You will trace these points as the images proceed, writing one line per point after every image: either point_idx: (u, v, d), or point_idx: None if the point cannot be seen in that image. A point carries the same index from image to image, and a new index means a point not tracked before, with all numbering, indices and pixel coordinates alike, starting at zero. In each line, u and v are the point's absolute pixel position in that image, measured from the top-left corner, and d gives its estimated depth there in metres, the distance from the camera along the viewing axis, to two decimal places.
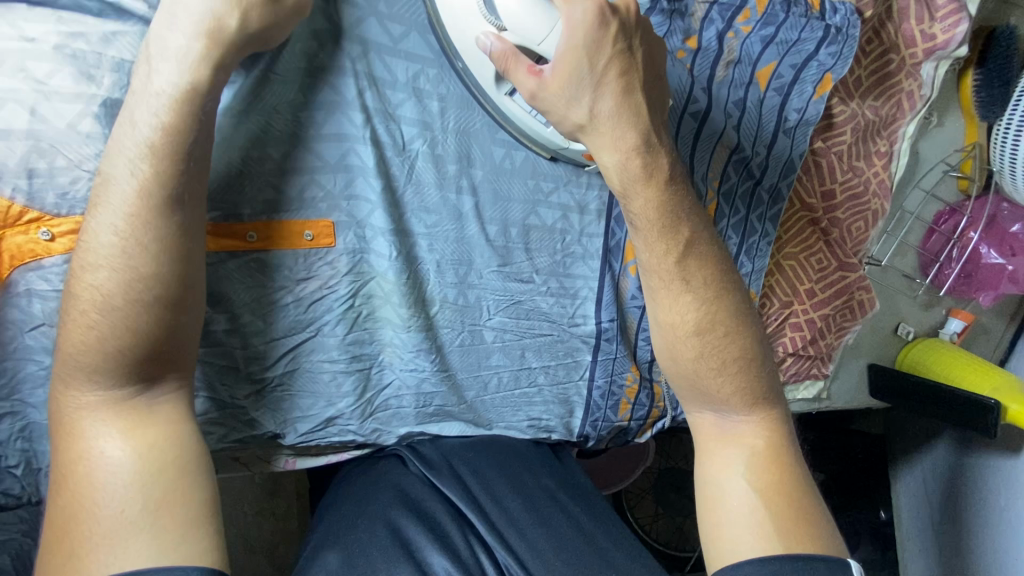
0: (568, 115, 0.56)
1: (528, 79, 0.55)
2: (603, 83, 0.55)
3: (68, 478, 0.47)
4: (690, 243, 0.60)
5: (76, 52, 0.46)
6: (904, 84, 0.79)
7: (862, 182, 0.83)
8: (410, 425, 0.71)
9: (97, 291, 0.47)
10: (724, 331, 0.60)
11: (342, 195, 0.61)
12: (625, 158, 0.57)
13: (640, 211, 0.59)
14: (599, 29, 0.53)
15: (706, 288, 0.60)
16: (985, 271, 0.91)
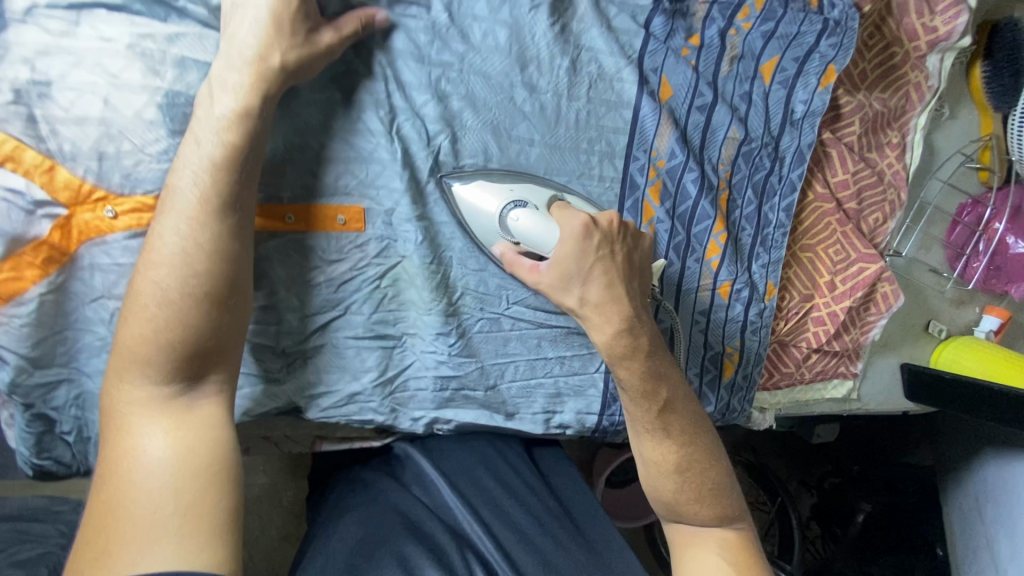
0: (562, 301, 0.61)
1: (530, 276, 0.61)
2: (590, 277, 0.59)
3: (111, 471, 0.50)
4: (669, 403, 0.64)
5: (145, 50, 0.53)
6: (910, 76, 0.81)
7: (876, 173, 0.84)
8: (428, 409, 0.73)
9: (156, 288, 0.51)
10: (700, 468, 0.65)
11: (372, 181, 0.64)
12: (611, 338, 0.61)
13: (626, 376, 0.62)
14: (583, 242, 0.58)
15: (684, 434, 0.65)
16: (1013, 263, 0.90)
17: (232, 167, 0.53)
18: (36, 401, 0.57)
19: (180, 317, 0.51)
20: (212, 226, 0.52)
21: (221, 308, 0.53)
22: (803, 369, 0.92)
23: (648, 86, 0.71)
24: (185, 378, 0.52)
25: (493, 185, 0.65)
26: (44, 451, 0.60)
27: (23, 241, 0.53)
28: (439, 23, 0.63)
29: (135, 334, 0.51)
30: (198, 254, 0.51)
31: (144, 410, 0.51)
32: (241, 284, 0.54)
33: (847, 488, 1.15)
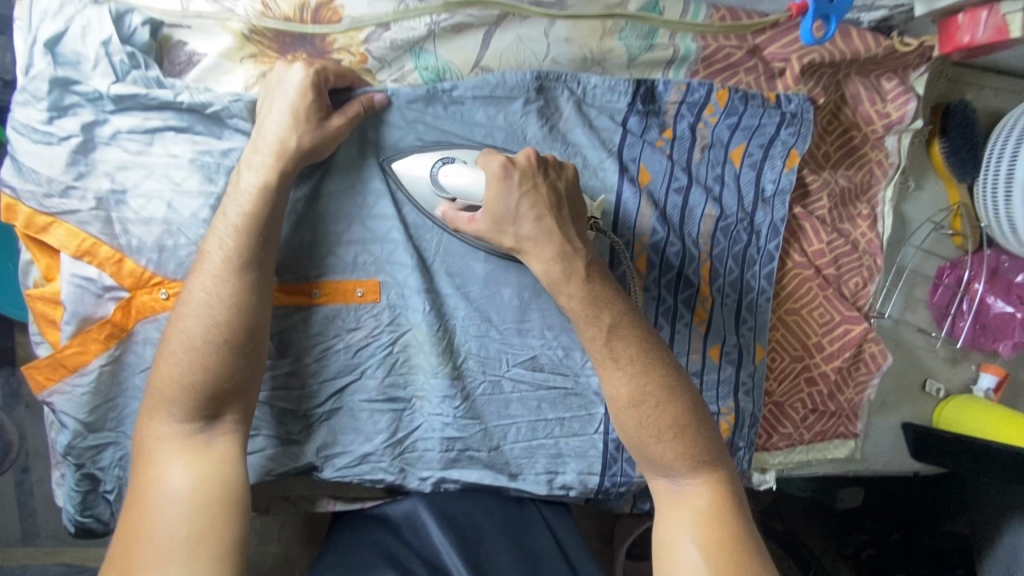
0: (502, 241, 0.66)
1: (470, 224, 0.66)
2: (521, 214, 0.64)
3: (139, 497, 0.56)
4: (614, 328, 0.65)
5: (204, 162, 0.63)
6: (872, 156, 0.89)
7: (850, 241, 0.91)
8: (435, 470, 0.78)
9: (184, 336, 0.59)
10: (657, 401, 0.63)
11: (386, 260, 0.73)
12: (547, 266, 0.65)
13: (568, 304, 0.65)
14: (503, 178, 0.64)
15: (634, 362, 0.64)
16: (996, 321, 0.95)
17: (253, 233, 0.60)
18: (86, 461, 0.64)
19: (203, 364, 0.58)
20: (233, 283, 0.59)
21: (238, 355, 0.59)
22: (802, 429, 0.95)
23: (628, 174, 0.80)
24: (205, 417, 0.59)
25: (426, 150, 0.70)
26: (86, 509, 0.67)
27: (90, 321, 0.62)
28: (442, 127, 0.72)
29: (164, 379, 0.58)
30: (219, 308, 0.59)
31: (168, 447, 0.58)
32: (257, 333, 0.61)
33: (883, 557, 1.13)
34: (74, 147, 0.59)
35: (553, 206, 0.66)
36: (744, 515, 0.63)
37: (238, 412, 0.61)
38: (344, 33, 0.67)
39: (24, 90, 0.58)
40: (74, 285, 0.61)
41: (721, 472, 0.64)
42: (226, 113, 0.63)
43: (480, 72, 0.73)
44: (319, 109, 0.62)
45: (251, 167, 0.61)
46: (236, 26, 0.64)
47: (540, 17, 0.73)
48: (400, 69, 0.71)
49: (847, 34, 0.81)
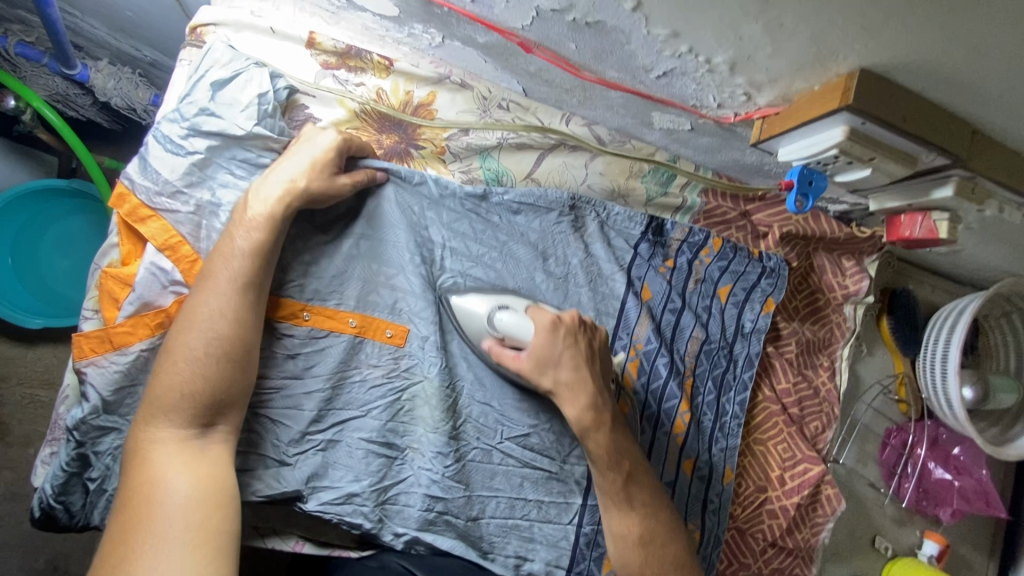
0: (540, 380, 0.75)
1: (513, 363, 0.76)
2: (562, 363, 0.75)
3: (134, 496, 0.58)
4: (631, 475, 0.76)
5: None
6: (832, 316, 1.06)
7: (813, 387, 1.03)
8: (411, 528, 0.79)
9: (191, 338, 0.63)
10: (661, 541, 0.76)
11: (417, 313, 0.81)
12: (580, 411, 0.74)
13: (595, 447, 0.74)
14: (552, 336, 0.75)
15: (645, 505, 0.76)
16: (936, 487, 1.05)
17: (262, 257, 0.67)
18: (87, 441, 0.65)
19: (202, 374, 0.62)
20: (239, 297, 0.65)
21: (239, 358, 0.64)
22: (760, 563, 0.98)
23: (633, 289, 0.92)
24: (201, 422, 0.62)
25: (480, 294, 0.81)
26: (62, 493, 0.66)
27: (148, 306, 0.68)
28: (490, 215, 0.86)
29: (165, 388, 0.62)
30: (227, 306, 0.64)
31: (160, 452, 0.60)
32: (253, 349, 0.65)
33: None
34: (194, 161, 0.70)
35: (588, 359, 0.76)
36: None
37: (229, 423, 0.65)
38: (432, 129, 0.84)
39: (175, 110, 0.70)
40: (148, 272, 0.68)
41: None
42: None
43: (530, 182, 0.90)
44: (334, 166, 0.71)
45: (258, 208, 0.67)
46: (352, 105, 0.80)
47: (586, 153, 0.91)
48: (468, 165, 0.87)
49: (817, 218, 1.01)
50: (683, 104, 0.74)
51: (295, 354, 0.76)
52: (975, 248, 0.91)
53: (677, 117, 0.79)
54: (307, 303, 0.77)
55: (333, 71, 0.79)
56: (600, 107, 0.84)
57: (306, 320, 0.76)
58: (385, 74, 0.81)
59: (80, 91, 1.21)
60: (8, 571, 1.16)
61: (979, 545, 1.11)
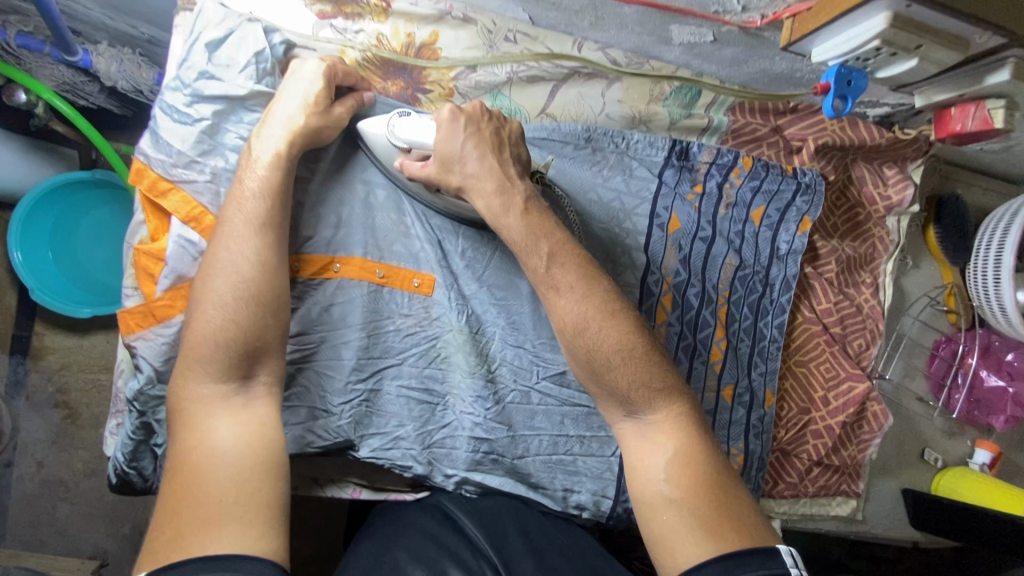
0: (446, 180, 0.70)
1: (420, 168, 0.72)
2: (466, 151, 0.68)
3: (185, 464, 0.58)
4: (554, 254, 0.66)
5: None
6: (875, 231, 1.01)
7: (855, 305, 1.00)
8: (459, 469, 0.82)
9: (218, 291, 0.63)
10: (600, 325, 0.63)
11: (441, 264, 0.82)
12: (489, 202, 0.68)
13: (512, 230, 0.67)
14: (451, 120, 0.69)
15: (577, 287, 0.65)
16: (989, 396, 1.01)
17: (273, 197, 0.67)
18: (148, 411, 0.68)
19: (234, 321, 0.63)
20: (258, 239, 0.65)
21: (268, 309, 0.65)
22: (807, 482, 0.98)
23: (660, 220, 0.90)
24: (240, 373, 0.63)
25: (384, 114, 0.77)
26: (134, 460, 0.70)
27: (184, 279, 0.68)
28: None
29: (199, 340, 0.62)
30: (248, 262, 0.64)
31: (202, 410, 0.61)
32: (280, 292, 0.66)
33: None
34: (204, 129, 0.69)
35: (495, 146, 0.69)
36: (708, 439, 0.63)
37: (270, 374, 0.65)
38: (438, 70, 0.81)
39: (177, 78, 0.69)
40: (177, 245, 0.68)
41: (680, 402, 0.64)
42: None
43: (545, 117, 0.87)
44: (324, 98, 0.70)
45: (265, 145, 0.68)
46: (353, 55, 0.77)
47: (602, 79, 0.87)
48: (480, 105, 0.84)
49: (855, 125, 0.94)
50: (703, 12, 0.69)
51: (331, 307, 0.77)
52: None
53: (698, 27, 0.73)
54: (334, 256, 0.78)
55: (330, 21, 0.76)
56: (614, 27, 0.79)
57: (337, 273, 0.77)
58: (384, 18, 0.77)
59: (86, 78, 1.21)
60: (100, 535, 1.28)
61: None
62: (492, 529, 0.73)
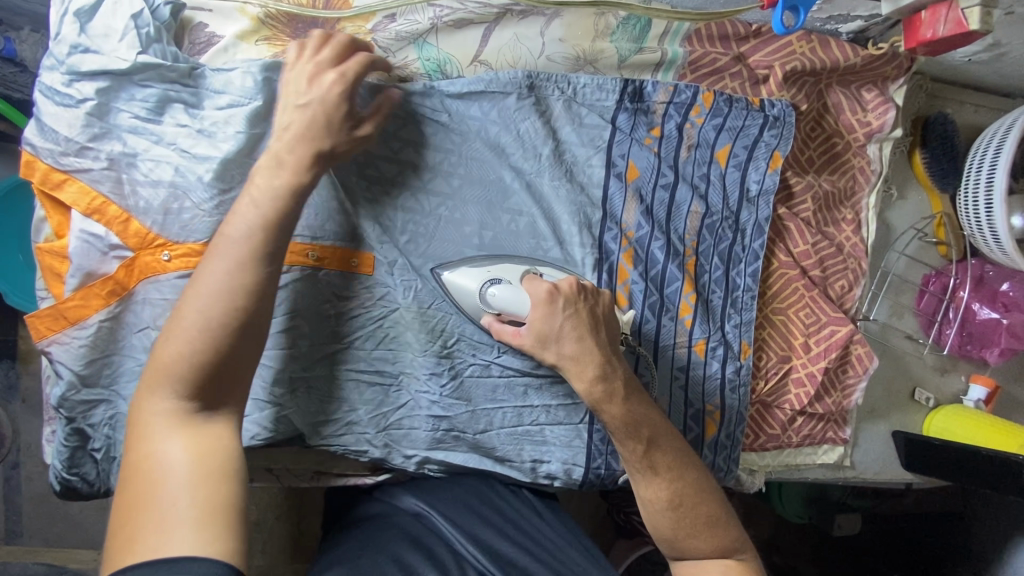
0: (542, 356, 0.70)
1: (514, 339, 0.71)
2: (563, 336, 0.68)
3: (147, 463, 0.54)
4: (652, 440, 0.69)
5: (207, 129, 0.67)
6: (854, 162, 0.93)
7: (836, 245, 0.93)
8: (420, 449, 0.81)
9: (201, 281, 0.59)
10: (693, 503, 0.70)
11: (377, 240, 0.76)
12: (589, 386, 0.68)
13: (610, 420, 0.69)
14: (550, 306, 0.69)
15: (672, 467, 0.70)
16: (981, 329, 0.96)
17: (269, 184, 0.61)
18: (78, 416, 0.66)
19: (217, 314, 0.58)
20: (245, 259, 0.59)
21: (256, 303, 0.59)
22: (790, 433, 0.95)
23: (616, 169, 0.83)
24: (220, 371, 0.58)
25: (474, 270, 0.75)
26: (73, 466, 0.68)
27: (93, 276, 0.65)
28: (439, 118, 0.77)
29: (176, 332, 0.58)
30: (235, 251, 0.59)
31: (163, 422, 0.56)
32: (271, 285, 0.61)
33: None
34: (90, 110, 0.63)
35: (592, 328, 0.70)
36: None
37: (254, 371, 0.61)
38: (351, 22, 0.73)
39: (51, 55, 0.64)
40: (81, 240, 0.64)
41: (746, 553, 0.72)
42: (222, 81, 0.68)
43: (479, 66, 0.79)
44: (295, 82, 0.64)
45: (274, 177, 0.61)
46: (254, 11, 0.71)
47: (539, 18, 0.79)
48: (403, 59, 0.76)
49: (826, 44, 0.86)
50: None
51: None
52: (1010, 36, 0.77)
53: None
54: None
55: None
56: None
57: None
58: None
59: (15, 68, 1.09)
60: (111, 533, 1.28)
61: None
62: (467, 527, 0.77)
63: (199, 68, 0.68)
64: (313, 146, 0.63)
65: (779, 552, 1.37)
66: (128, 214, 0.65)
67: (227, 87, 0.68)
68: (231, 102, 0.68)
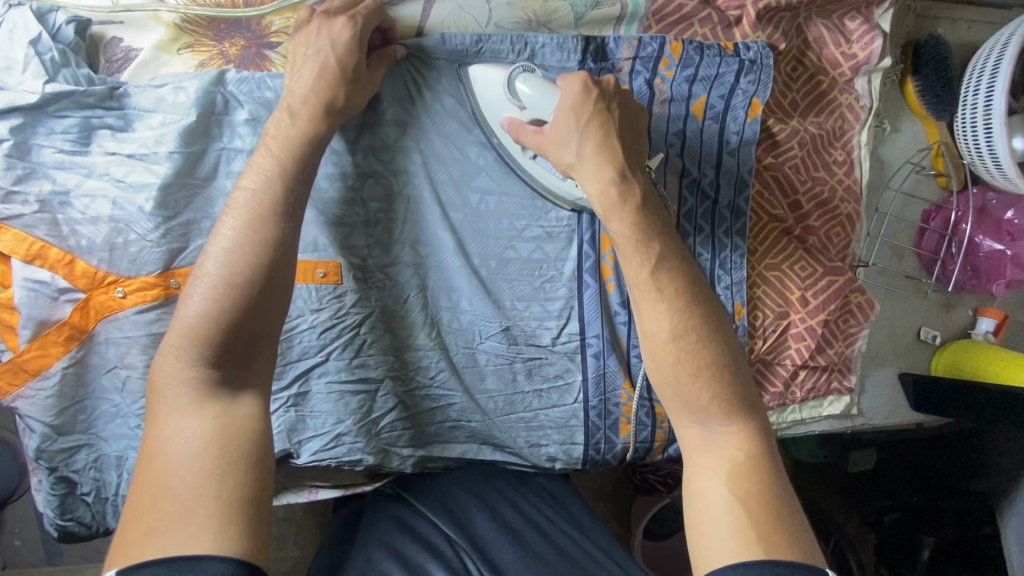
0: (560, 158, 0.68)
1: (534, 138, 0.69)
2: (586, 133, 0.66)
3: (160, 454, 0.53)
4: (662, 260, 0.63)
5: (137, 153, 0.63)
6: (841, 100, 0.86)
7: (828, 189, 0.88)
8: (415, 450, 0.80)
9: (208, 271, 0.58)
10: (698, 338, 0.61)
11: (342, 247, 0.74)
12: (603, 187, 0.65)
13: (617, 230, 0.64)
14: (583, 98, 0.67)
15: (679, 296, 0.62)
16: (988, 262, 0.91)
17: (275, 174, 0.61)
18: (59, 464, 0.66)
19: (229, 303, 0.57)
20: (256, 248, 0.59)
21: (267, 293, 0.59)
22: (793, 388, 0.92)
23: None
24: (234, 361, 0.57)
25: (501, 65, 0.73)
26: (66, 512, 0.68)
27: (48, 324, 0.64)
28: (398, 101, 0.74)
29: (187, 322, 0.57)
30: (242, 242, 0.59)
31: (182, 403, 0.55)
32: (283, 274, 0.60)
33: (907, 522, 1.20)
34: (9, 151, 0.60)
35: (617, 131, 0.67)
36: (780, 463, 0.59)
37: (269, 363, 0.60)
38: (280, 16, 0.67)
39: None
40: (28, 289, 0.62)
41: (756, 423, 0.60)
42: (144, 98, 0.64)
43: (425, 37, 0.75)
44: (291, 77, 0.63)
45: (274, 163, 0.61)
46: (168, 17, 0.66)
47: None
48: None
49: None
50: None
51: None
52: None
53: None
54: None
55: None
56: None
57: None
58: None
59: None
60: None
61: None
62: (457, 509, 0.78)
63: (120, 87, 0.64)
64: (316, 111, 0.63)
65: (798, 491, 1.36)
66: (71, 255, 0.62)
67: (151, 107, 0.64)
68: (164, 120, 0.64)
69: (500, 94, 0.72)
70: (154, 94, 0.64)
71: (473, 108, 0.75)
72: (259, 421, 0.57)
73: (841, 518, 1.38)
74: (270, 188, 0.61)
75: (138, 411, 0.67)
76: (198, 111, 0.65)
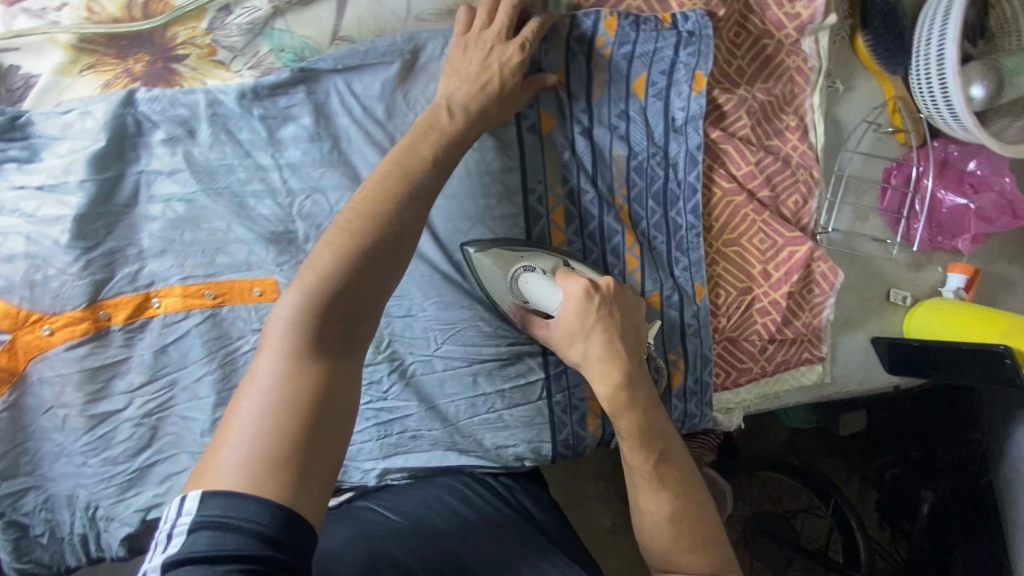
0: (568, 353, 0.71)
1: (541, 333, 0.72)
2: (591, 335, 0.68)
3: (259, 386, 0.50)
4: (664, 456, 0.68)
5: (46, 184, 0.61)
6: (789, 62, 0.84)
7: (782, 159, 0.86)
8: (376, 459, 0.79)
9: (355, 225, 0.56)
10: (694, 519, 0.67)
11: (275, 262, 0.68)
12: (613, 390, 0.67)
13: (625, 429, 0.68)
14: (584, 304, 0.68)
15: (679, 484, 0.68)
16: (950, 217, 0.89)
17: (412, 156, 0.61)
18: (7, 509, 0.65)
19: (367, 264, 0.55)
20: (392, 217, 0.58)
21: (390, 263, 0.57)
22: (762, 362, 0.91)
23: (530, 121, 0.77)
24: (355, 317, 0.54)
25: (505, 254, 0.74)
26: (22, 556, 0.66)
27: None
28: (318, 100, 0.68)
29: (347, 267, 0.54)
30: (381, 204, 0.58)
31: (301, 343, 0.51)
32: (407, 244, 0.58)
33: (907, 478, 1.17)
34: None
35: (620, 335, 0.69)
36: None
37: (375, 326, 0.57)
38: (184, 25, 0.64)
39: None
40: None
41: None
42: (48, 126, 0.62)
43: (341, 43, 0.69)
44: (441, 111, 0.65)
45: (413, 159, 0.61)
46: (65, 38, 0.62)
47: None
48: (255, 55, 0.67)
49: None
50: None
51: (165, 347, 0.67)
52: None
53: None
54: (148, 291, 0.65)
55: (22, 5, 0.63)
56: None
57: (158, 308, 0.66)
58: None
59: None
60: None
61: (1017, 257, 0.97)
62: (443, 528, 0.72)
63: (22, 116, 0.62)
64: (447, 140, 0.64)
65: (794, 453, 1.34)
66: None
67: (58, 135, 0.62)
68: (72, 147, 0.62)
69: (502, 285, 0.74)
70: (59, 121, 0.62)
71: (475, 283, 0.76)
72: (351, 386, 0.53)
73: (843, 482, 1.34)
74: (413, 165, 0.61)
75: (83, 448, 0.66)
76: (108, 135, 0.62)
